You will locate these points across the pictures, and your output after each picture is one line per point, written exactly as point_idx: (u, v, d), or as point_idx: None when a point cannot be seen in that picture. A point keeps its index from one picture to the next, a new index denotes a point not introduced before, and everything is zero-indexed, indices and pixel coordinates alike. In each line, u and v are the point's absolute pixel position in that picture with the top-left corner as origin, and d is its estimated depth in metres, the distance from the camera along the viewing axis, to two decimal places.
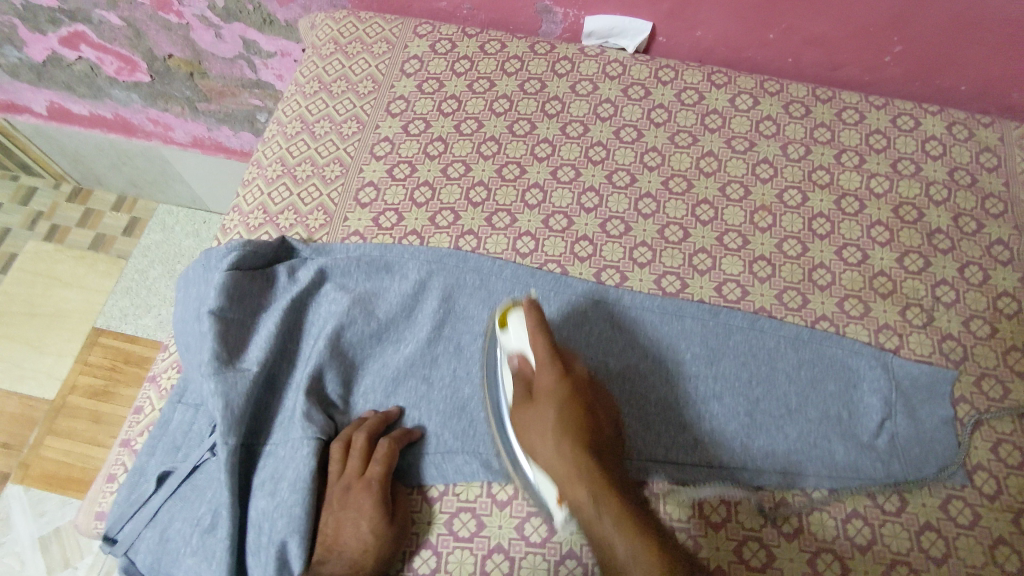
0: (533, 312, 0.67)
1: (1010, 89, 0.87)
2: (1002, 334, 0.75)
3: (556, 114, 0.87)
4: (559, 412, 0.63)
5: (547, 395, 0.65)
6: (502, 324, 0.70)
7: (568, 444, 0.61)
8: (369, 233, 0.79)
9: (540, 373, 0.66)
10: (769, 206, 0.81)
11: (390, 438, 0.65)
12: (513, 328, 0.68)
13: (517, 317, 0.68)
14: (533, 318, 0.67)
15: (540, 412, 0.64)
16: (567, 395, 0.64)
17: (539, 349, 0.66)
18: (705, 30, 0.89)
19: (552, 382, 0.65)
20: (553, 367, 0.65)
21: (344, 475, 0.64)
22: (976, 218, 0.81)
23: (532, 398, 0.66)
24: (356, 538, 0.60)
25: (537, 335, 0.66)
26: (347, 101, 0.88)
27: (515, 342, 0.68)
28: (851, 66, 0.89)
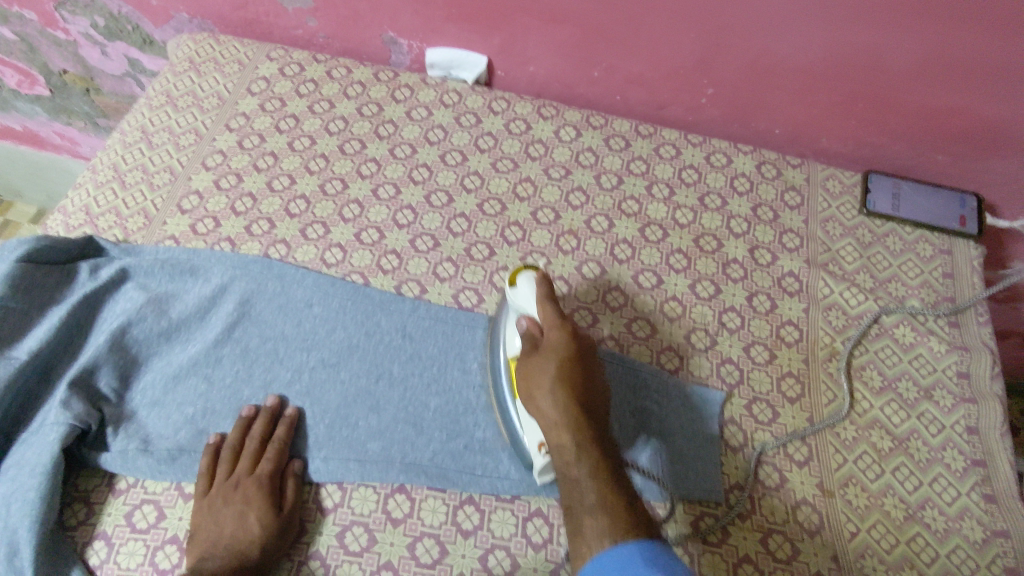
0: (545, 283, 0.70)
1: (819, 136, 0.92)
2: (780, 360, 0.77)
3: (388, 136, 0.92)
4: (558, 361, 0.64)
5: (551, 345, 0.65)
6: (511, 283, 0.72)
7: (563, 389, 0.62)
8: (184, 237, 0.82)
9: (548, 332, 0.67)
10: (575, 231, 0.85)
11: (230, 451, 0.68)
12: (524, 291, 0.70)
13: (527, 279, 0.70)
14: (544, 290, 0.69)
15: (542, 357, 0.65)
16: (571, 353, 0.65)
17: (547, 313, 0.67)
18: (536, 66, 0.95)
19: (558, 341, 0.65)
20: (562, 328, 0.66)
21: (234, 474, 0.66)
22: (772, 251, 0.85)
23: (536, 348, 0.67)
24: (241, 531, 0.62)
25: (544, 303, 0.68)
26: (190, 115, 0.93)
27: (525, 304, 0.70)
28: (672, 105, 0.94)
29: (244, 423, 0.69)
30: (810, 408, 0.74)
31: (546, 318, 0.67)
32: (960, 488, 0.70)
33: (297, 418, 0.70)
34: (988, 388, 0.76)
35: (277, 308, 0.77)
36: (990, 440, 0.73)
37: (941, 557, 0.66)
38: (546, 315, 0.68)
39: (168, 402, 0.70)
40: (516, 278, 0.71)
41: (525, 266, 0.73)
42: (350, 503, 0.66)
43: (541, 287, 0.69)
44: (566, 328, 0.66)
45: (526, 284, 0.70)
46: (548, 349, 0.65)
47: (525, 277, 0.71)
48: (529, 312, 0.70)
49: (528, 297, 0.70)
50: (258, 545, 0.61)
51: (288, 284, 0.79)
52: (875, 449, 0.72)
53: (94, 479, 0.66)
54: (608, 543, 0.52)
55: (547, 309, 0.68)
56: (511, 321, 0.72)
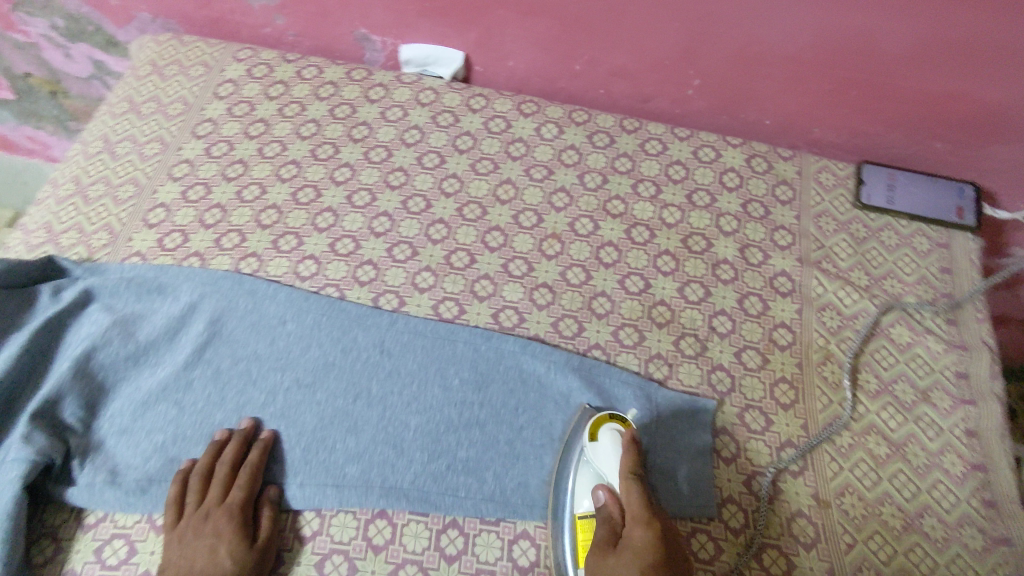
0: (630, 450, 0.64)
1: (809, 125, 0.88)
2: (773, 365, 0.75)
3: (362, 139, 0.88)
4: (635, 546, 0.58)
5: (632, 524, 0.59)
6: (591, 436, 0.66)
7: None
8: (151, 253, 0.79)
9: (631, 528, 0.59)
10: (559, 235, 0.82)
11: (200, 477, 0.65)
12: (606, 449, 0.64)
13: (611, 433, 0.65)
14: (629, 461, 0.63)
15: (624, 544, 0.59)
16: (653, 534, 0.58)
17: (628, 475, 0.62)
18: (515, 60, 0.91)
19: (639, 508, 0.60)
20: (648, 527, 0.58)
21: (204, 503, 0.64)
22: (764, 249, 0.82)
23: (613, 538, 0.60)
24: (212, 565, 0.60)
25: (627, 465, 0.63)
26: (154, 123, 0.89)
27: (606, 470, 0.64)
28: (658, 97, 0.90)
29: (215, 448, 0.67)
30: (804, 414, 0.72)
31: (625, 477, 0.62)
32: (960, 494, 0.68)
33: (271, 441, 0.68)
34: (987, 388, 0.74)
35: (249, 326, 0.74)
36: (990, 442, 0.71)
37: (940, 568, 0.64)
38: (624, 481, 0.62)
39: (137, 430, 0.68)
40: (598, 430, 0.66)
41: (610, 415, 0.67)
42: (329, 530, 0.65)
43: (627, 451, 0.64)
44: (649, 501, 0.60)
45: (608, 442, 0.65)
46: (629, 530, 0.59)
47: (608, 432, 0.65)
48: (607, 478, 0.64)
49: (609, 459, 0.64)
50: None
51: (260, 300, 0.76)
52: (872, 456, 0.70)
53: (62, 514, 0.64)
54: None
55: (628, 469, 0.63)
56: (586, 469, 0.65)
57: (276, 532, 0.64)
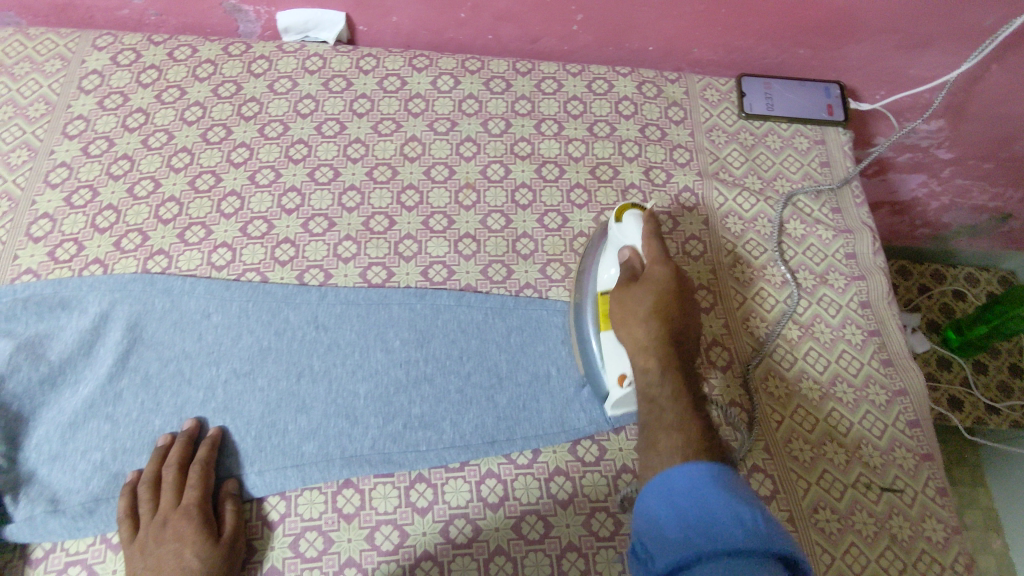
0: (654, 240, 0.67)
1: (689, 46, 0.92)
2: (691, 274, 0.80)
3: (254, 116, 0.84)
4: (648, 298, 0.64)
5: (652, 280, 0.65)
6: (616, 218, 0.70)
7: (658, 319, 0.63)
8: (44, 268, 0.73)
9: (652, 266, 0.66)
10: (472, 183, 0.83)
11: (149, 484, 0.63)
12: (631, 226, 0.68)
13: (634, 217, 0.68)
14: (657, 247, 0.67)
15: (641, 288, 0.65)
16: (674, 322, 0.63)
17: (652, 250, 0.66)
18: (399, 15, 0.89)
19: (656, 248, 0.66)
20: (666, 264, 0.66)
21: (158, 510, 0.62)
22: (666, 169, 0.86)
23: (633, 280, 0.66)
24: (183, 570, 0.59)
25: (652, 240, 0.67)
26: (16, 128, 0.81)
27: (629, 239, 0.68)
28: (546, 36, 0.92)
29: (160, 454, 0.65)
30: (724, 314, 0.78)
31: (652, 251, 0.67)
32: (862, 359, 0.77)
33: (219, 435, 0.67)
34: (873, 263, 0.82)
35: (171, 326, 0.71)
36: (881, 311, 0.80)
37: (854, 426, 0.73)
38: (650, 250, 0.67)
39: (70, 453, 0.65)
40: (622, 215, 0.69)
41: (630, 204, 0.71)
42: (297, 510, 0.65)
43: (649, 226, 0.68)
44: (671, 266, 0.66)
45: (632, 223, 0.68)
46: (651, 282, 0.65)
47: (632, 216, 0.68)
48: (635, 245, 0.68)
49: (633, 236, 0.68)
50: None
51: (178, 297, 0.73)
52: (787, 340, 0.77)
53: (5, 554, 0.61)
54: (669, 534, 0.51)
55: (654, 248, 0.67)
56: (611, 250, 0.70)
57: (242, 524, 0.63)
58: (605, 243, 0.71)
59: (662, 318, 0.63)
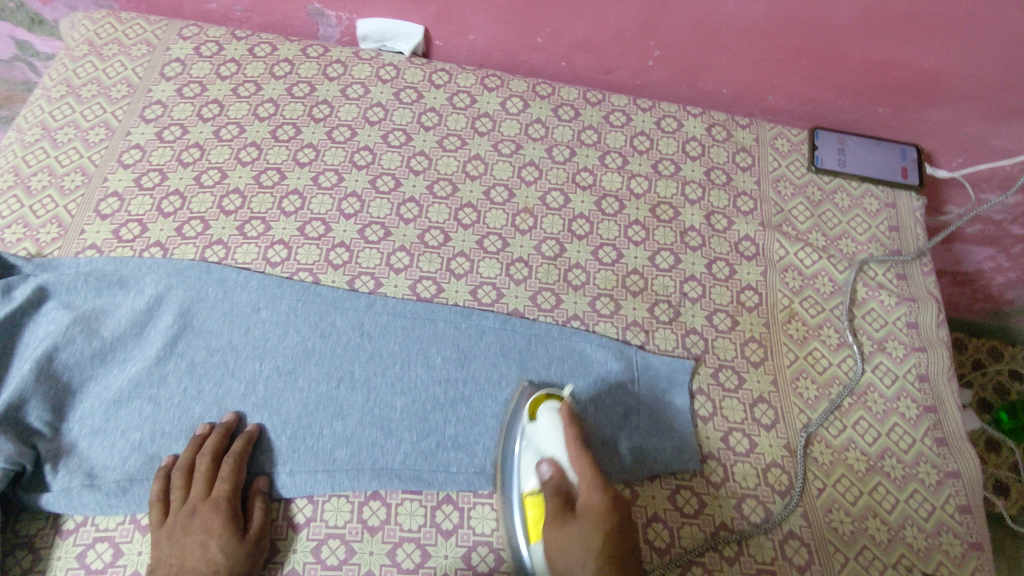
0: (571, 423, 0.64)
1: (764, 93, 0.91)
2: (742, 325, 0.78)
3: (324, 118, 0.86)
4: (602, 542, 0.56)
5: (591, 511, 0.57)
6: (531, 415, 0.67)
7: (596, 531, 0.56)
8: (107, 245, 0.75)
9: (588, 497, 0.59)
10: (531, 209, 0.82)
11: (182, 471, 0.64)
12: (545, 426, 0.64)
13: (551, 412, 0.65)
14: (571, 429, 0.63)
15: (579, 528, 0.57)
16: (614, 520, 0.57)
17: (582, 464, 0.61)
18: (476, 34, 0.90)
19: (588, 473, 0.60)
20: (604, 492, 0.58)
21: (189, 499, 0.62)
22: (728, 215, 0.85)
23: (566, 518, 0.58)
24: (207, 562, 0.59)
25: (578, 452, 0.62)
26: (97, 107, 0.84)
27: (547, 446, 0.63)
28: (620, 69, 0.91)
29: (196, 443, 0.65)
30: (773, 371, 0.76)
31: (583, 474, 0.60)
32: (914, 435, 0.74)
33: (256, 432, 0.67)
34: (935, 336, 0.79)
35: (221, 317, 0.72)
36: (939, 386, 0.76)
37: (900, 504, 0.70)
38: (577, 466, 0.61)
39: (111, 430, 0.65)
40: (537, 411, 0.66)
41: (543, 396, 0.68)
42: (323, 516, 0.64)
43: (566, 424, 0.64)
44: (608, 491, 0.58)
45: (548, 420, 0.65)
46: (589, 516, 0.57)
47: (548, 410, 0.66)
48: (555, 452, 0.63)
49: (551, 437, 0.64)
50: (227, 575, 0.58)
51: (231, 289, 0.73)
52: (837, 406, 0.74)
53: (37, 522, 0.62)
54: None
55: (583, 465, 0.61)
56: (525, 455, 0.65)
57: (269, 523, 0.63)
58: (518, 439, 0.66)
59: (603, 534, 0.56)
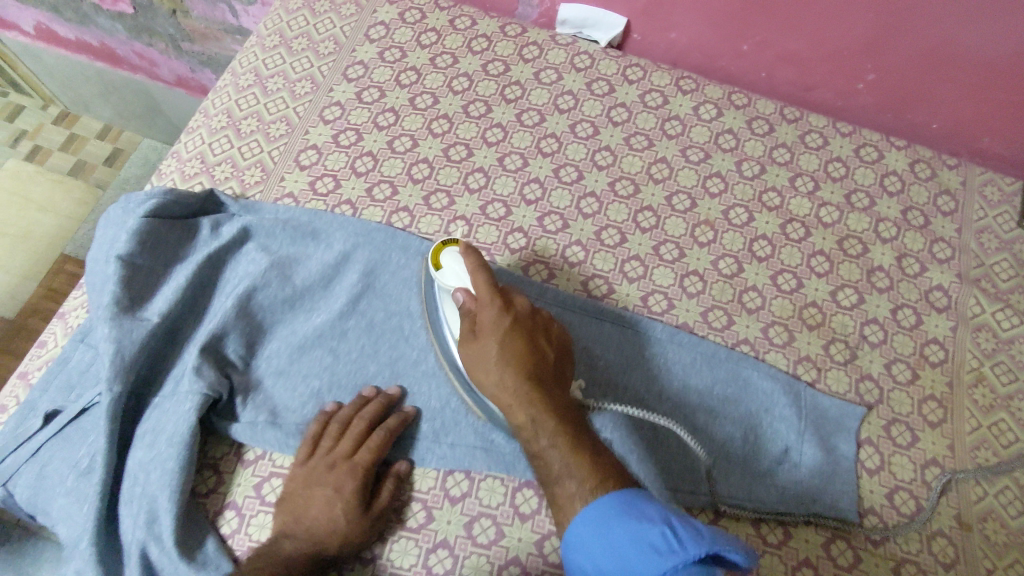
0: (471, 253, 0.64)
1: (980, 134, 0.84)
2: (923, 380, 0.73)
3: (515, 100, 0.86)
4: (501, 345, 0.59)
5: (487, 326, 0.60)
6: (435, 263, 0.66)
7: (510, 364, 0.58)
8: (303, 196, 0.78)
9: (482, 306, 0.61)
10: (712, 222, 0.80)
11: (338, 425, 0.65)
12: (451, 269, 0.64)
13: (451, 255, 0.66)
14: (471, 260, 0.63)
15: (478, 341, 0.60)
16: (506, 324, 0.60)
17: (484, 300, 0.61)
18: (679, 32, 0.88)
19: (479, 280, 0.62)
20: (494, 300, 0.61)
21: (333, 453, 0.64)
22: (921, 260, 0.79)
23: (474, 333, 0.61)
24: (328, 520, 0.59)
25: (476, 272, 0.62)
26: (305, 60, 0.88)
27: (452, 280, 0.64)
28: (823, 89, 0.87)
29: (359, 402, 0.67)
30: (951, 435, 0.71)
31: (481, 296, 0.61)
32: None
33: (412, 414, 0.67)
34: None
35: (401, 283, 0.74)
36: None
37: None
38: (475, 283, 0.62)
39: (294, 373, 0.69)
40: (440, 258, 0.66)
41: (445, 242, 0.68)
42: (479, 494, 0.65)
43: (466, 256, 0.64)
44: (496, 292, 0.61)
45: (452, 263, 0.65)
46: (484, 332, 0.60)
47: (449, 254, 0.66)
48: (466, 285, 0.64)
49: (458, 273, 0.64)
50: (341, 540, 0.59)
51: (412, 257, 0.75)
52: (1019, 485, 0.69)
53: (223, 447, 0.66)
54: (588, 496, 0.50)
55: (475, 270, 0.62)
56: (445, 303, 0.66)
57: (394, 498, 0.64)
58: (434, 288, 0.68)
59: (501, 337, 0.59)
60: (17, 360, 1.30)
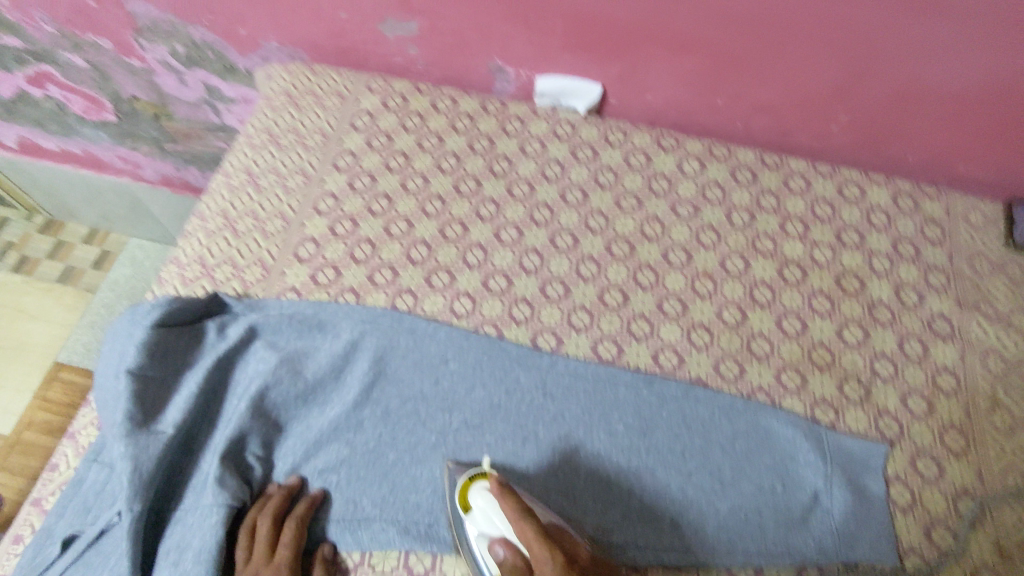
0: (505, 492, 0.61)
1: (956, 161, 0.87)
2: (941, 410, 0.74)
3: (503, 173, 0.88)
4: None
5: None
6: (463, 502, 0.64)
7: None
8: (306, 288, 0.79)
9: (534, 557, 0.58)
10: (710, 273, 0.81)
11: (248, 526, 0.64)
12: (481, 509, 0.62)
13: (481, 492, 0.63)
14: (507, 505, 0.61)
15: None
16: (563, 565, 0.56)
17: (528, 536, 0.58)
18: (655, 93, 0.91)
19: (524, 520, 0.59)
20: (545, 549, 0.57)
21: (252, 558, 0.63)
22: (918, 290, 0.81)
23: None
24: None
25: (513, 506, 0.60)
26: (295, 155, 0.89)
27: (489, 526, 0.62)
28: (799, 133, 0.90)
29: (257, 502, 0.66)
30: (978, 463, 0.71)
31: (534, 551, 0.58)
32: None
33: (321, 496, 0.66)
34: None
35: (412, 366, 0.74)
36: None
37: None
38: (516, 522, 0.60)
39: (314, 471, 0.68)
40: (467, 498, 0.64)
41: (469, 477, 0.65)
42: None
43: (499, 496, 0.61)
44: (536, 521, 0.59)
45: (483, 502, 0.63)
46: None
47: (476, 491, 0.63)
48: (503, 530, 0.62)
49: (491, 517, 0.62)
50: None
51: (421, 338, 0.75)
52: None
53: None
54: None
55: (512, 508, 0.60)
56: (483, 544, 0.62)
57: None
58: (466, 535, 0.63)
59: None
60: (16, 478, 1.28)
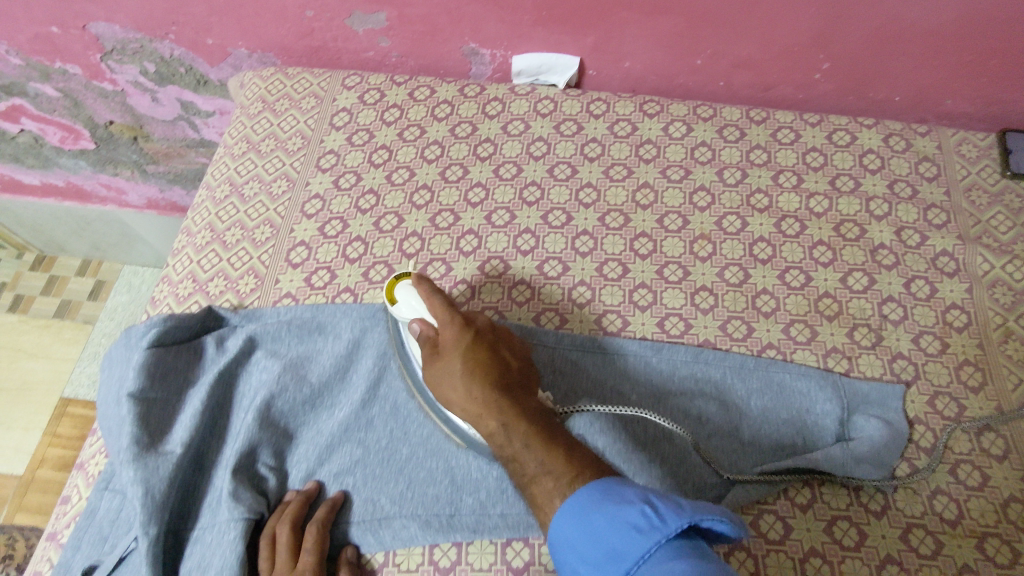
0: (424, 282, 0.68)
1: (943, 98, 0.86)
2: (954, 348, 0.73)
3: (488, 157, 0.87)
4: (465, 360, 0.62)
5: (448, 343, 0.64)
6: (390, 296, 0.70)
7: (477, 381, 0.61)
8: (302, 293, 0.77)
9: (443, 330, 0.65)
10: (708, 235, 0.80)
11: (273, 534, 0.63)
12: (404, 300, 0.68)
13: (404, 288, 0.69)
14: (426, 287, 0.67)
15: (442, 363, 0.63)
16: (466, 343, 0.63)
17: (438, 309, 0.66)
18: (633, 61, 0.90)
19: (436, 304, 0.66)
20: (453, 321, 0.65)
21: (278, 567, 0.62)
22: (919, 230, 0.80)
23: (436, 352, 0.65)
24: None
25: (429, 301, 0.67)
26: (277, 160, 0.88)
27: (410, 309, 0.68)
28: (783, 85, 0.89)
29: (280, 509, 0.65)
30: (997, 396, 0.70)
31: (442, 321, 0.65)
32: None
33: (341, 499, 0.65)
34: None
35: None
36: None
37: None
38: (432, 306, 0.66)
39: (329, 475, 0.67)
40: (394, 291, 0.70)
41: (398, 278, 0.71)
42: (542, 559, 0.63)
43: (419, 287, 0.68)
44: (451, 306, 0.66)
45: (406, 293, 0.69)
46: (450, 361, 0.63)
47: (404, 287, 0.69)
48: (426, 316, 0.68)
49: (415, 304, 0.68)
50: None
51: None
52: None
53: None
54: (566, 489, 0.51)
55: (426, 291, 0.67)
56: (408, 332, 0.69)
57: None
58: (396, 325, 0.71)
59: (466, 356, 0.63)
60: (35, 514, 1.28)
